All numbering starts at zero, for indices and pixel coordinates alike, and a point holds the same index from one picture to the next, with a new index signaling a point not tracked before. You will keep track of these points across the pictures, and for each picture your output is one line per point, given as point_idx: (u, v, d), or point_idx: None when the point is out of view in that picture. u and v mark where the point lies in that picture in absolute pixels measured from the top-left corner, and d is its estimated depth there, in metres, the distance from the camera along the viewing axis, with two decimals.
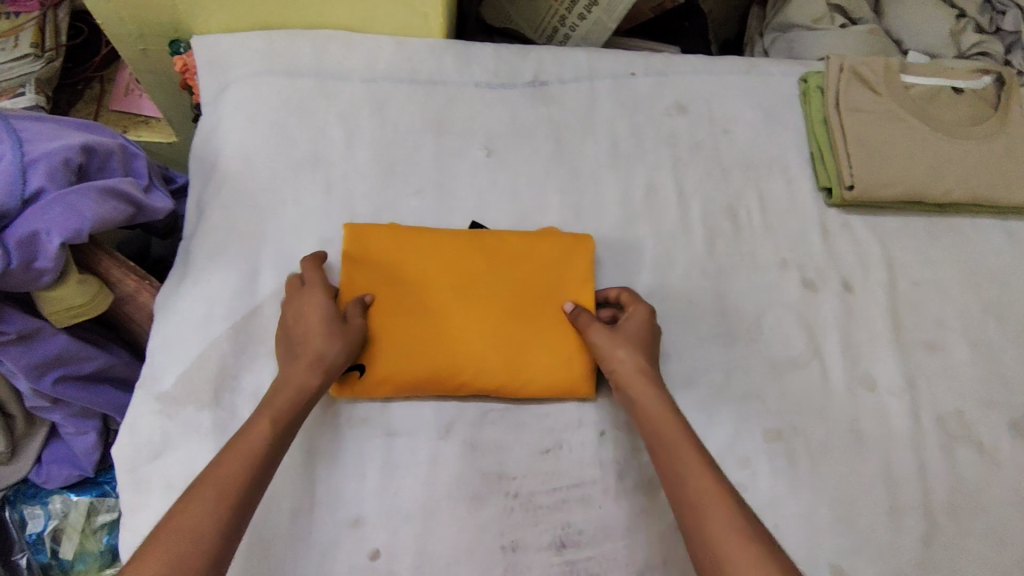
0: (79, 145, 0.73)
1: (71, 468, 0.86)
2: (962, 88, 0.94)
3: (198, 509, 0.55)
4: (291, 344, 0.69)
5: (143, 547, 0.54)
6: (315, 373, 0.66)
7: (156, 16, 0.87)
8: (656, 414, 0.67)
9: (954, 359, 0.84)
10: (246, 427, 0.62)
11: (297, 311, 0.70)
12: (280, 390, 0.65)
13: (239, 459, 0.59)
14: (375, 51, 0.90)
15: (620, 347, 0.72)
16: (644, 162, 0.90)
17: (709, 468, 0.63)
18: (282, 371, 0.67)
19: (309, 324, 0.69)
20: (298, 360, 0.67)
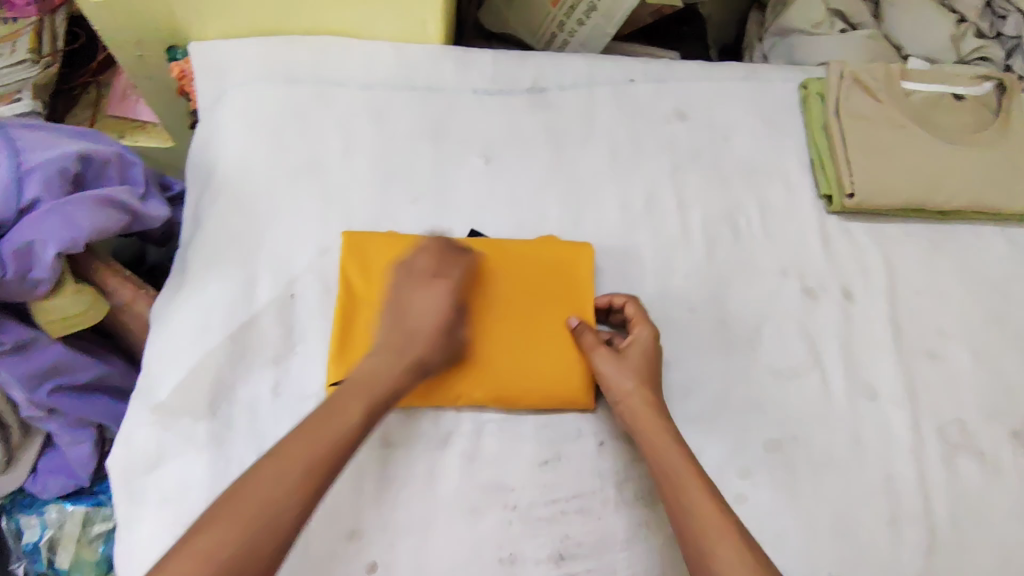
0: (76, 154, 0.73)
1: (66, 477, 0.86)
2: (963, 95, 0.94)
3: (272, 495, 0.58)
4: (397, 332, 0.69)
5: (224, 508, 0.57)
6: (410, 375, 0.67)
7: (153, 21, 0.86)
8: (657, 444, 0.68)
9: (955, 368, 0.84)
10: (341, 406, 0.64)
11: (421, 301, 0.70)
12: (371, 378, 0.66)
13: (333, 445, 0.62)
14: (373, 57, 0.90)
15: (625, 372, 0.72)
16: (644, 169, 0.89)
17: (716, 500, 0.64)
18: (375, 356, 0.68)
19: (428, 323, 0.69)
20: (397, 354, 0.67)
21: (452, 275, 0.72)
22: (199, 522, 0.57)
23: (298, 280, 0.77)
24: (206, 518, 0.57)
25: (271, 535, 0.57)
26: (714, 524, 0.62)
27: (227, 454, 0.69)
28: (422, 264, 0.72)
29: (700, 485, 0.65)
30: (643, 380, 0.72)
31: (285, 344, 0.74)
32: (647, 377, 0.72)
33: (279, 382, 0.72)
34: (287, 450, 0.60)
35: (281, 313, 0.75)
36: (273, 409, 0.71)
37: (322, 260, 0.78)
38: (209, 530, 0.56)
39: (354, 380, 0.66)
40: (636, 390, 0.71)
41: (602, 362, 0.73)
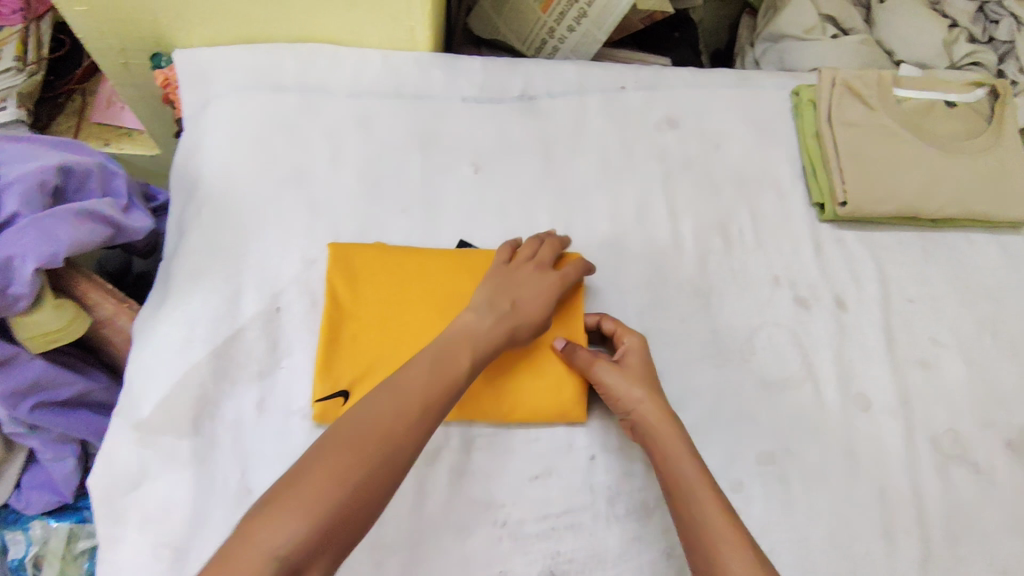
0: (55, 166, 0.72)
1: (50, 494, 0.84)
2: (954, 102, 0.94)
3: (392, 427, 0.56)
4: (505, 298, 0.70)
5: (340, 439, 0.54)
6: (506, 340, 0.68)
7: (137, 29, 0.85)
8: (673, 453, 0.65)
9: (949, 377, 0.83)
10: (451, 355, 0.63)
11: (534, 282, 0.72)
12: (474, 334, 0.66)
13: (444, 389, 0.60)
14: (361, 64, 0.88)
15: (628, 382, 0.70)
16: (635, 177, 0.88)
17: (728, 514, 0.61)
18: (475, 313, 0.68)
19: (540, 301, 0.71)
20: (501, 318, 0.68)
21: (571, 271, 0.75)
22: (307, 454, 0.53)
23: (284, 293, 0.76)
24: (319, 452, 0.53)
25: (395, 464, 0.55)
26: (732, 538, 0.59)
27: (210, 472, 0.68)
28: (540, 254, 0.75)
29: (715, 498, 0.62)
30: (651, 388, 0.70)
31: (270, 359, 0.73)
32: (653, 385, 0.71)
33: (264, 397, 0.71)
34: (400, 387, 0.59)
35: (266, 327, 0.74)
36: (258, 426, 0.70)
37: (308, 272, 0.77)
38: (325, 456, 0.53)
39: (458, 333, 0.65)
40: (643, 400, 0.69)
41: (602, 373, 0.71)
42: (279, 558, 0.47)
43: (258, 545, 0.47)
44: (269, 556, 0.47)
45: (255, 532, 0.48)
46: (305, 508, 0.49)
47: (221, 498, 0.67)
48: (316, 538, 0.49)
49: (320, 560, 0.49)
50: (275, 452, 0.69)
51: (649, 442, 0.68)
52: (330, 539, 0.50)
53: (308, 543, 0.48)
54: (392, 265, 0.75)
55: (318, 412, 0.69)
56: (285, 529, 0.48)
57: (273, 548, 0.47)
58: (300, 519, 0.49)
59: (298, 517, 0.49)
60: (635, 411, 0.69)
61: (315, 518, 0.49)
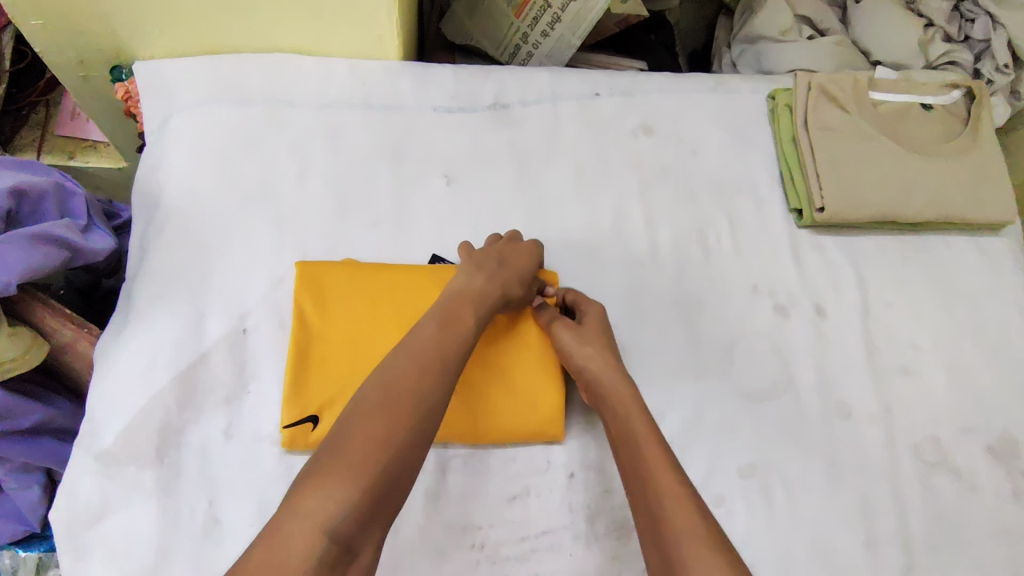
0: (7, 190, 0.69)
1: (16, 524, 0.79)
2: (932, 104, 0.93)
3: (420, 390, 0.56)
4: (491, 259, 0.71)
5: (370, 409, 0.54)
6: (499, 294, 0.68)
7: (94, 41, 0.82)
8: (625, 407, 0.65)
9: (928, 382, 0.83)
10: (454, 316, 0.64)
11: (514, 245, 0.74)
12: (470, 294, 0.66)
13: (455, 349, 0.61)
14: (328, 74, 0.86)
15: (590, 339, 0.71)
16: (610, 186, 0.87)
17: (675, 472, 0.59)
18: (466, 275, 0.68)
19: (526, 261, 0.73)
20: (492, 274, 0.69)
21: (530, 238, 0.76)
22: (340, 424, 0.53)
23: (250, 314, 0.74)
24: (349, 423, 0.53)
25: (428, 425, 0.55)
26: (675, 488, 0.57)
27: (176, 503, 0.66)
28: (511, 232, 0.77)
29: (659, 452, 0.61)
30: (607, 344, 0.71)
31: (237, 383, 0.71)
32: (607, 343, 0.71)
33: (231, 422, 0.69)
34: (413, 351, 0.59)
35: (233, 350, 0.72)
36: (225, 453, 0.68)
37: (276, 292, 0.75)
38: (362, 422, 0.53)
39: (455, 294, 0.66)
40: (588, 363, 0.69)
41: (563, 334, 0.72)
42: (333, 531, 0.47)
43: (308, 520, 0.47)
44: (321, 529, 0.47)
45: (303, 507, 0.48)
46: (354, 475, 0.50)
47: (188, 531, 0.65)
48: (364, 506, 0.49)
49: (370, 527, 0.50)
50: (243, 479, 0.67)
51: (602, 401, 0.67)
52: (377, 506, 0.50)
53: (356, 512, 0.49)
54: (365, 282, 0.73)
55: (288, 440, 0.67)
56: (334, 502, 0.48)
57: (324, 521, 0.47)
58: (344, 491, 0.49)
59: (346, 488, 0.49)
60: (584, 368, 0.69)
61: (362, 489, 0.49)
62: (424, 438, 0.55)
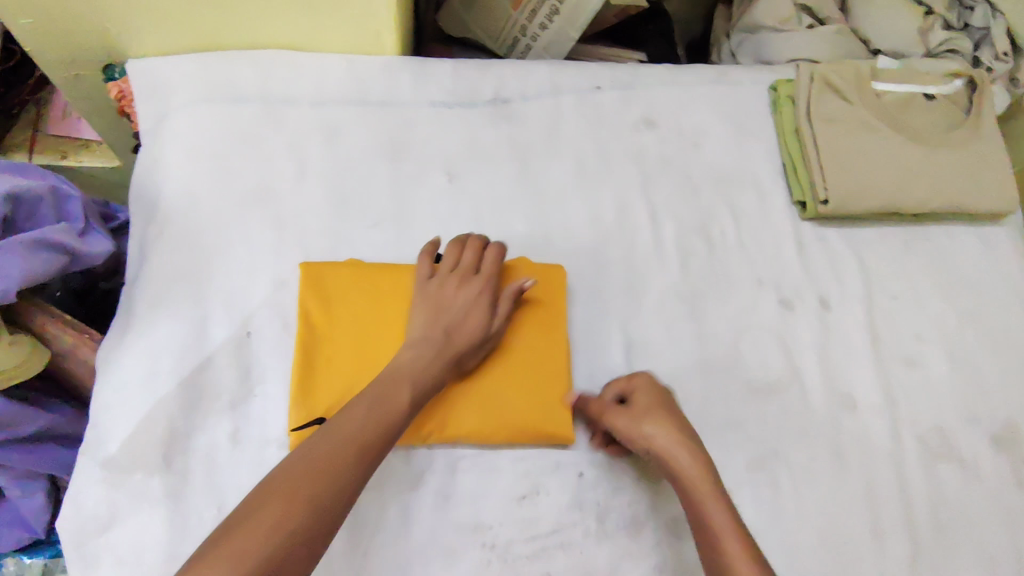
0: (4, 195, 0.68)
1: (20, 530, 0.78)
2: (933, 94, 0.92)
3: (330, 470, 0.54)
4: (438, 327, 0.67)
5: (270, 493, 0.51)
6: (447, 369, 0.66)
7: (86, 39, 0.80)
8: (699, 496, 0.62)
9: (932, 372, 0.83)
10: (389, 394, 0.61)
11: (460, 295, 0.70)
12: (414, 369, 0.64)
13: (382, 434, 0.58)
14: (324, 71, 0.85)
15: (653, 414, 0.67)
16: (613, 180, 0.86)
17: (751, 558, 0.56)
18: (414, 349, 0.65)
19: (478, 314, 0.69)
20: (441, 348, 0.66)
21: (487, 260, 0.72)
22: (245, 501, 0.51)
23: (253, 317, 0.73)
24: (248, 508, 0.50)
25: (334, 508, 0.53)
26: None
27: (185, 509, 0.65)
28: (472, 238, 0.74)
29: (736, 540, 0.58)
30: (671, 411, 0.68)
31: (242, 387, 0.70)
32: (670, 416, 0.67)
33: (238, 427, 0.69)
34: (336, 433, 0.56)
35: (237, 354, 0.71)
36: (233, 457, 0.67)
37: (279, 294, 0.74)
38: (264, 501, 0.51)
39: (398, 369, 0.63)
40: (653, 445, 0.66)
41: (615, 419, 0.68)
42: None
43: None
44: None
45: None
46: (239, 559, 0.47)
47: (197, 536, 0.64)
48: None
49: None
50: (251, 486, 0.66)
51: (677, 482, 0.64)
52: None
53: None
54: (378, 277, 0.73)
55: (295, 437, 0.66)
56: None
57: None
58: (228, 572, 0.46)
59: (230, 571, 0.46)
60: (650, 450, 0.66)
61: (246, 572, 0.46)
62: (325, 523, 0.52)
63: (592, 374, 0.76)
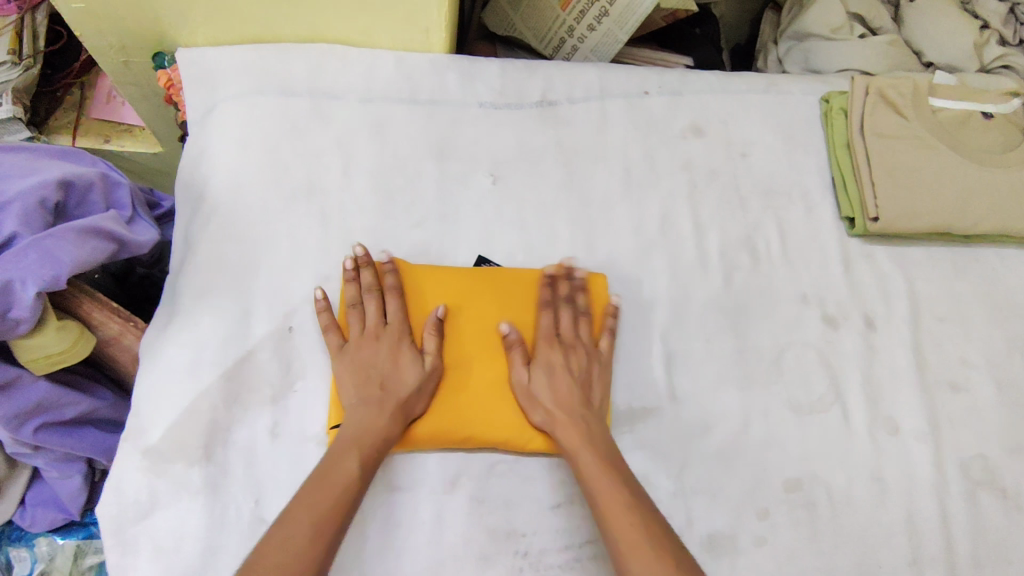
0: (56, 181, 0.68)
1: (56, 511, 0.80)
2: (993, 113, 0.89)
3: (285, 546, 0.55)
4: (372, 386, 0.67)
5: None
6: (395, 421, 0.65)
7: (138, 28, 0.80)
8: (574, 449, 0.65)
9: (978, 399, 0.81)
10: (335, 463, 0.61)
11: (374, 347, 0.69)
12: (358, 432, 0.64)
13: (332, 502, 0.59)
14: (374, 67, 0.84)
15: (544, 385, 0.69)
16: (659, 188, 0.85)
17: (631, 511, 0.60)
18: (356, 412, 0.65)
19: (405, 363, 0.68)
20: (381, 406, 0.65)
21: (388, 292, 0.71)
22: None
23: (296, 312, 0.73)
24: None
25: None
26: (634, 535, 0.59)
27: (223, 501, 0.66)
28: (363, 279, 0.71)
29: (618, 499, 0.61)
30: (569, 370, 0.70)
31: (283, 381, 0.70)
32: (563, 388, 0.69)
33: (277, 422, 0.69)
34: (290, 511, 0.58)
35: (279, 348, 0.71)
36: (271, 452, 0.68)
37: (322, 290, 0.74)
38: None
39: (344, 437, 0.63)
40: (550, 408, 0.68)
41: (517, 368, 0.69)
42: None
43: None
44: None
45: None
46: None
47: (234, 528, 0.65)
48: None
49: None
50: (289, 481, 0.67)
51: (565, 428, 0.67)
52: None
53: None
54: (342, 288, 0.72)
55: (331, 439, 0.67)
56: None
57: None
58: None
59: None
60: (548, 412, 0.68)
61: None
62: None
63: (631, 385, 0.75)
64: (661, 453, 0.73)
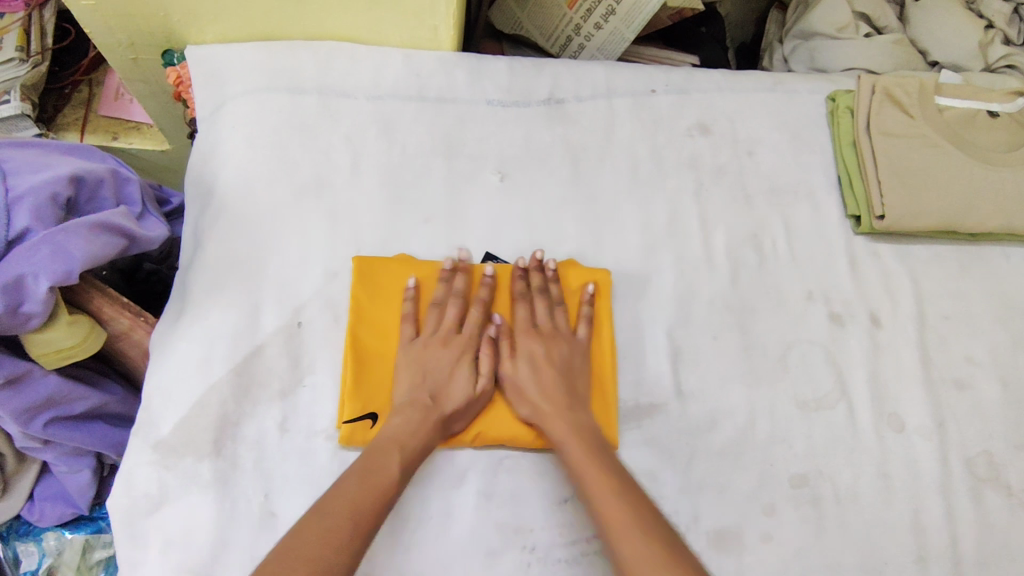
0: (68, 176, 0.69)
1: (64, 505, 0.81)
2: (998, 112, 0.89)
3: (322, 536, 0.55)
4: (423, 392, 0.68)
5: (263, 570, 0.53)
6: (439, 430, 0.66)
7: (148, 25, 0.80)
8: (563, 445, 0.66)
9: (984, 397, 0.81)
10: (377, 462, 0.62)
11: (436, 355, 0.70)
12: (403, 435, 0.64)
13: (373, 500, 0.59)
14: (382, 64, 0.85)
15: (528, 377, 0.70)
16: (665, 186, 0.86)
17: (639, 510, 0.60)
18: (402, 414, 0.66)
19: (464, 376, 0.70)
20: (429, 410, 0.66)
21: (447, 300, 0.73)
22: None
23: (305, 308, 0.73)
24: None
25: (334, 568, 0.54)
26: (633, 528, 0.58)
27: (233, 495, 0.66)
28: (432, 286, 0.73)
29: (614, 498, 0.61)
30: (550, 360, 0.71)
31: (292, 376, 0.71)
32: (548, 381, 0.70)
33: (286, 417, 0.69)
34: (327, 503, 0.57)
35: (288, 344, 0.72)
36: (281, 446, 0.68)
37: (330, 286, 0.74)
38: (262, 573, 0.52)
39: (388, 438, 0.64)
40: (536, 404, 0.69)
41: (501, 362, 0.71)
42: None
43: None
44: None
45: None
46: None
47: (244, 522, 0.65)
48: None
49: None
50: (298, 475, 0.67)
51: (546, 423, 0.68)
52: None
53: None
54: (388, 291, 0.73)
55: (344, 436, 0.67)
56: None
57: None
58: None
59: None
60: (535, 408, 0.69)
61: None
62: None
63: (638, 382, 0.75)
64: (668, 449, 0.73)
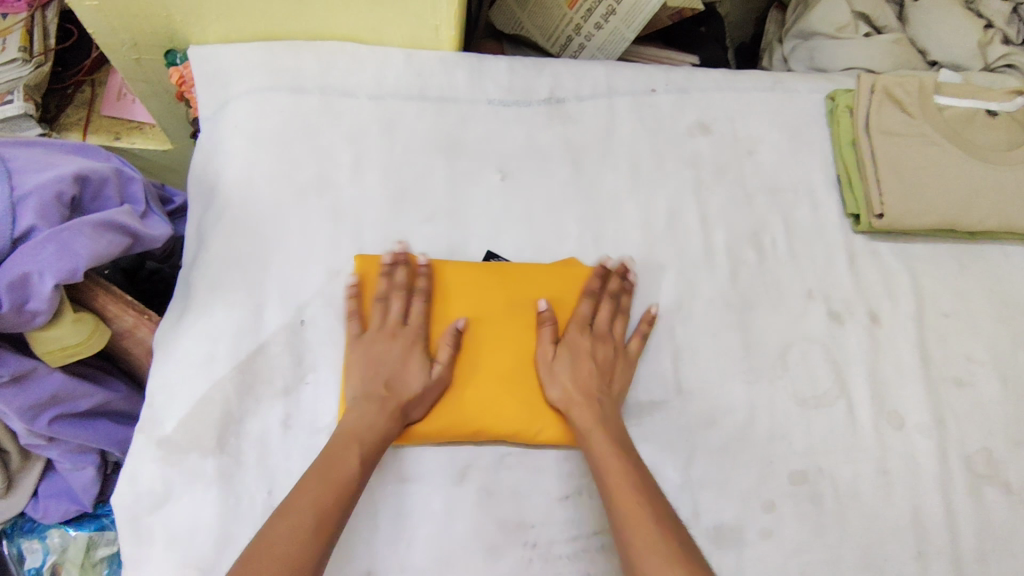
0: (72, 175, 0.69)
1: (69, 502, 0.81)
2: (997, 111, 0.90)
3: (288, 536, 0.56)
4: (377, 384, 0.67)
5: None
6: (396, 423, 0.66)
7: (151, 25, 0.81)
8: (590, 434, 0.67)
9: (983, 394, 0.82)
10: (336, 458, 0.62)
11: (384, 348, 0.69)
12: (358, 429, 0.64)
13: (336, 495, 0.60)
14: (384, 63, 0.85)
15: (566, 367, 0.70)
16: (665, 185, 0.86)
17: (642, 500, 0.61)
18: (359, 408, 0.66)
19: (415, 365, 0.68)
20: (382, 405, 0.66)
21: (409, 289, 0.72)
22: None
23: (308, 306, 0.74)
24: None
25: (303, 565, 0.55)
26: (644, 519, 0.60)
27: (236, 491, 0.67)
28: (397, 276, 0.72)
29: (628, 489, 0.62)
30: (594, 357, 0.72)
31: (295, 374, 0.71)
32: (588, 375, 0.70)
33: (290, 414, 0.70)
34: (290, 504, 0.58)
35: (291, 341, 0.72)
36: (284, 443, 0.69)
37: (333, 284, 0.75)
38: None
39: (344, 434, 0.64)
40: (569, 392, 0.69)
41: (545, 344, 0.71)
42: None
43: None
44: None
45: None
46: None
47: (248, 518, 0.66)
48: None
49: None
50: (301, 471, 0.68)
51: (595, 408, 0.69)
52: None
53: None
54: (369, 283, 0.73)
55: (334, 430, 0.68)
56: None
57: None
58: None
59: None
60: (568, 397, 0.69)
61: None
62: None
63: (638, 379, 0.76)
64: (668, 446, 0.73)
